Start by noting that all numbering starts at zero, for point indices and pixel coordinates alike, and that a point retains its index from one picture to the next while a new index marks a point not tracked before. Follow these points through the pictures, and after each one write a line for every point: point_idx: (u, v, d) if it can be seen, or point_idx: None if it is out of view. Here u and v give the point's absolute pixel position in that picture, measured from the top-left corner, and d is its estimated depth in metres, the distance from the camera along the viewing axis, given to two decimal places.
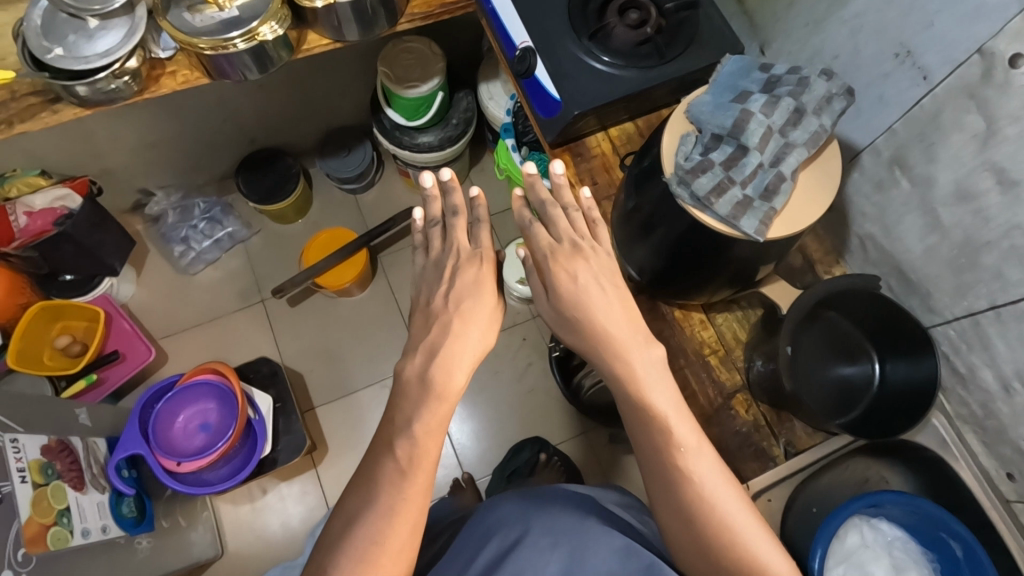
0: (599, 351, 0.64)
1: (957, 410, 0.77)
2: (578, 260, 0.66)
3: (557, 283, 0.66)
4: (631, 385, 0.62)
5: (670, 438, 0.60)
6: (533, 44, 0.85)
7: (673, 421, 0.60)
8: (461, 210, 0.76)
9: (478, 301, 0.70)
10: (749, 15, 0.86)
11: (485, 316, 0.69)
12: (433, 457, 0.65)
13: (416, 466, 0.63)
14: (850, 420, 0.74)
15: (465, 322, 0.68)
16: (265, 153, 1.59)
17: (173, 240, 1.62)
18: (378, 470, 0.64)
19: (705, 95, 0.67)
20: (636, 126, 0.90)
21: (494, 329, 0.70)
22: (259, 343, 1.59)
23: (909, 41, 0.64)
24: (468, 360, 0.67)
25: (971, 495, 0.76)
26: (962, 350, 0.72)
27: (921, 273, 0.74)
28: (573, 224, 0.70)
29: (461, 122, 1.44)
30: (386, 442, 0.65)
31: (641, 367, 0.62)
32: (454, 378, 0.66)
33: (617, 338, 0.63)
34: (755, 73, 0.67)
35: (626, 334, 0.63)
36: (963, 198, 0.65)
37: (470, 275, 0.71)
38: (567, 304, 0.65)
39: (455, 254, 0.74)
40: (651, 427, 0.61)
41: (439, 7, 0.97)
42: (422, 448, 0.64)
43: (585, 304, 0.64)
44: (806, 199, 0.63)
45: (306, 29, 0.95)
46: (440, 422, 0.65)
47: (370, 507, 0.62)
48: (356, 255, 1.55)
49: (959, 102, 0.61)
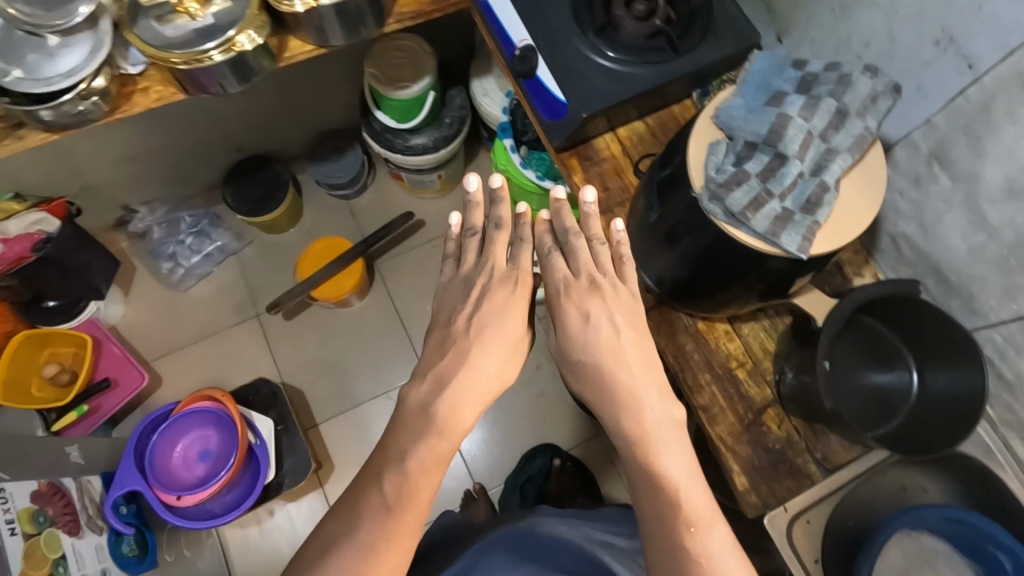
0: (606, 398, 0.58)
1: (1002, 417, 0.72)
2: (591, 300, 0.62)
3: (568, 320, 0.62)
4: (639, 439, 0.56)
5: (676, 501, 0.53)
6: (534, 43, 0.79)
7: (684, 493, 0.53)
8: (505, 224, 0.71)
9: (498, 329, 0.64)
10: (765, 0, 0.80)
11: (503, 346, 0.64)
12: (427, 496, 0.57)
13: (406, 502, 0.56)
14: (886, 433, 0.70)
15: (485, 347, 0.63)
16: (253, 160, 1.53)
17: (161, 257, 1.55)
18: (377, 490, 0.57)
19: (734, 97, 0.62)
20: (647, 124, 0.85)
21: (514, 360, 0.65)
22: (256, 361, 1.54)
23: (952, 26, 0.58)
24: (479, 397, 0.62)
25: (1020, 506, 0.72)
26: (1010, 355, 0.67)
27: (963, 274, 0.69)
28: (598, 258, 0.67)
29: (456, 121, 1.39)
30: (374, 476, 0.58)
31: (654, 426, 0.56)
32: (462, 415, 0.60)
33: (630, 390, 0.57)
34: (788, 71, 0.63)
35: (640, 385, 0.58)
36: (1014, 195, 0.59)
37: (500, 297, 0.66)
38: (576, 345, 0.61)
39: (489, 272, 0.69)
40: (654, 487, 0.54)
41: (430, 4, 0.90)
42: (414, 485, 0.57)
43: (595, 346, 0.60)
44: (849, 207, 0.58)
45: (287, 34, 0.88)
46: (440, 458, 0.59)
47: (370, 526, 0.55)
48: (354, 263, 1.49)
49: (1012, 93, 0.55)
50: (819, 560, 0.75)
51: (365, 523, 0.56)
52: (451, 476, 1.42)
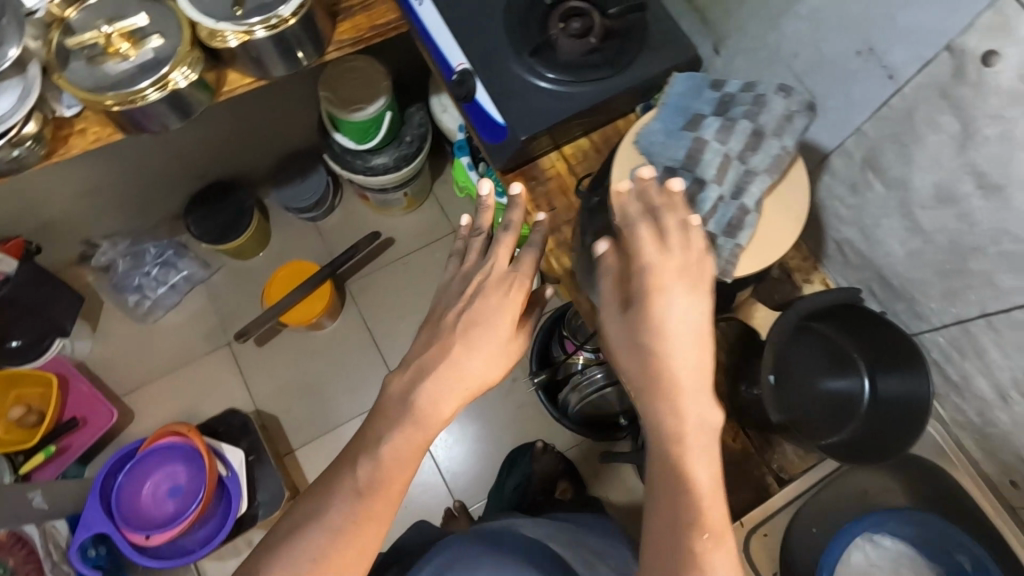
0: (648, 397, 0.47)
1: (953, 417, 0.72)
2: (673, 284, 0.48)
3: (639, 300, 0.48)
4: (679, 448, 0.46)
5: (694, 518, 0.45)
6: (471, 67, 0.79)
7: (708, 506, 0.45)
8: (512, 227, 0.64)
9: (494, 314, 0.59)
10: (700, 12, 0.79)
11: (491, 346, 0.58)
12: (402, 482, 0.55)
13: (377, 487, 0.55)
14: (842, 439, 0.69)
15: (470, 347, 0.57)
16: (216, 186, 1.51)
17: (127, 290, 1.54)
18: (351, 473, 0.55)
19: (655, 121, 0.63)
20: (592, 140, 0.85)
21: (498, 361, 0.58)
22: (229, 390, 1.53)
23: (871, 38, 0.57)
24: (460, 391, 0.57)
25: (975, 504, 0.72)
26: (954, 357, 0.67)
27: (904, 278, 0.69)
28: (689, 236, 0.50)
29: (416, 139, 1.38)
30: (349, 458, 0.56)
31: (696, 432, 0.46)
32: (442, 408, 0.56)
33: (682, 386, 0.46)
34: (706, 92, 0.64)
35: (696, 385, 0.46)
36: (943, 202, 0.59)
37: (495, 299, 0.60)
38: (642, 331, 0.47)
39: (488, 270, 0.62)
40: (673, 500, 0.45)
41: (369, 30, 0.89)
42: (388, 472, 0.55)
43: (663, 338, 0.47)
44: (771, 225, 0.59)
45: (225, 68, 0.86)
46: (415, 450, 0.56)
47: (336, 508, 0.54)
48: (322, 286, 1.48)
49: (932, 102, 0.55)
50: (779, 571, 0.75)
51: (334, 505, 0.54)
52: (431, 494, 1.42)
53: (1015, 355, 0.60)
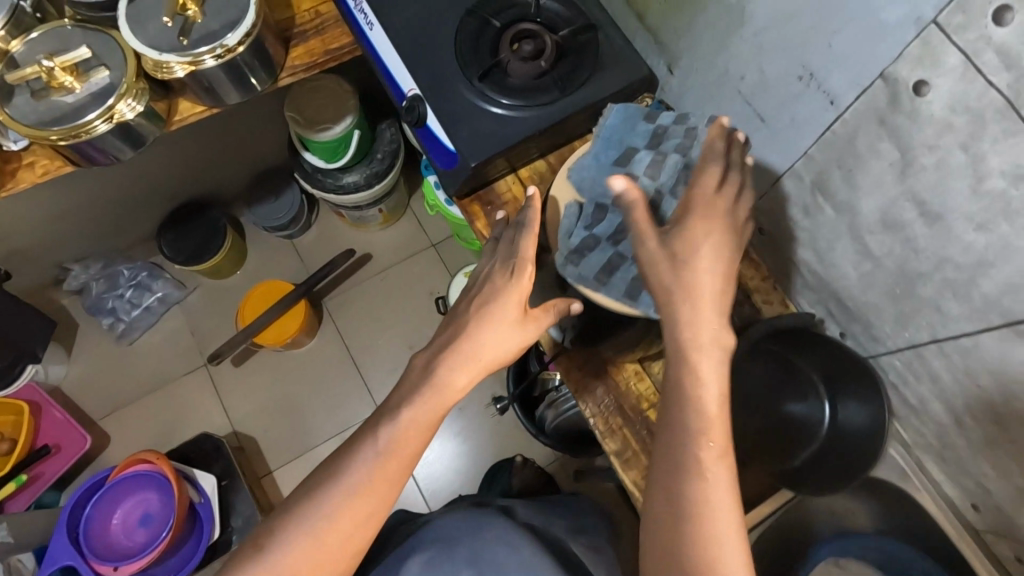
0: (676, 309, 0.50)
1: (915, 440, 0.71)
2: (712, 220, 0.52)
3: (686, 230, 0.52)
4: (695, 359, 0.49)
5: (703, 421, 0.48)
6: (421, 93, 0.78)
7: (712, 409, 0.48)
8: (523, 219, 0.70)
9: (506, 294, 0.64)
10: (652, 32, 0.78)
11: (500, 323, 0.63)
12: (417, 446, 0.60)
13: (396, 441, 0.59)
14: (800, 463, 0.69)
15: (485, 321, 0.63)
16: (188, 207, 1.51)
17: (101, 313, 1.53)
18: (371, 442, 0.59)
19: (588, 156, 0.68)
20: (549, 163, 0.83)
21: (511, 339, 0.63)
22: (206, 411, 1.51)
23: (811, 63, 0.56)
24: (473, 368, 0.62)
25: (939, 527, 0.71)
26: (910, 381, 0.66)
27: (859, 301, 0.68)
28: (738, 197, 0.55)
29: (387, 155, 1.37)
30: (369, 430, 0.60)
31: (710, 343, 0.49)
32: (456, 380, 0.61)
33: (703, 301, 0.50)
34: (641, 124, 0.68)
35: (715, 304, 0.50)
36: (890, 227, 0.58)
37: (499, 282, 0.65)
38: (684, 247, 0.51)
39: (493, 261, 0.68)
40: (681, 405, 0.49)
41: (323, 54, 0.88)
42: (405, 433, 0.59)
43: (695, 259, 0.51)
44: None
45: (177, 97, 0.85)
46: (432, 417, 0.61)
47: (360, 462, 0.58)
48: (296, 306, 1.46)
49: (871, 128, 0.54)
50: None
51: (359, 457, 0.58)
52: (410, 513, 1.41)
53: (966, 381, 0.59)
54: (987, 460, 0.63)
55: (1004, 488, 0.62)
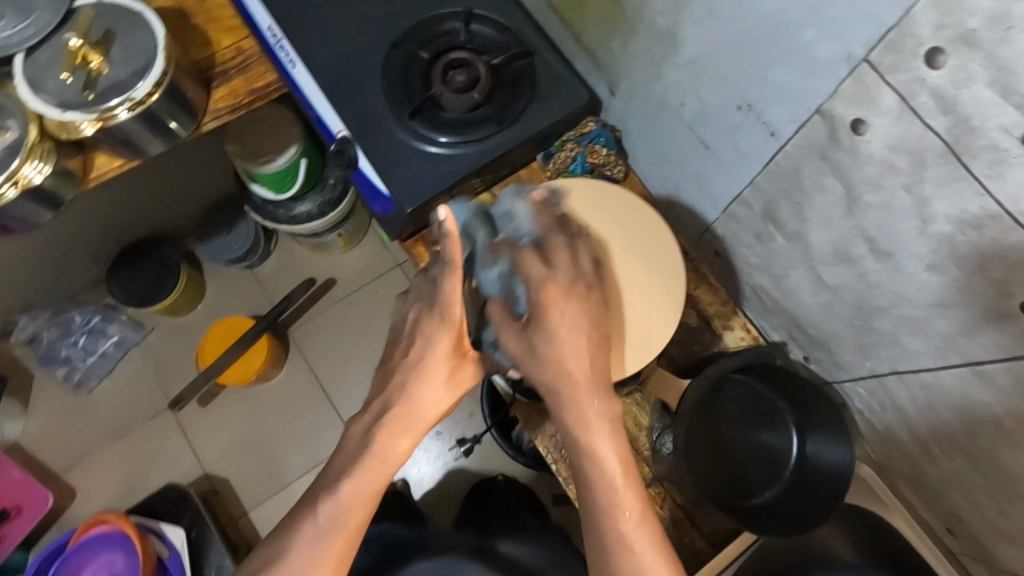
0: (560, 397, 0.51)
1: (886, 464, 0.69)
2: (560, 294, 0.51)
3: (539, 313, 0.51)
4: (589, 439, 0.51)
5: (615, 497, 0.51)
6: (349, 134, 0.73)
7: (618, 485, 0.51)
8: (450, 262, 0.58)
9: (435, 348, 0.60)
10: (591, 54, 0.74)
11: (439, 374, 0.60)
12: (360, 519, 0.57)
13: (339, 523, 0.56)
14: (766, 500, 0.66)
15: (422, 377, 0.60)
16: (137, 246, 1.42)
17: (55, 362, 1.46)
18: (310, 518, 0.56)
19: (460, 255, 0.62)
20: (494, 196, 0.80)
21: (447, 394, 0.61)
22: (174, 455, 1.46)
23: (748, 94, 0.53)
24: (414, 428, 0.60)
25: (914, 549, 0.70)
26: (875, 408, 0.64)
27: (820, 329, 0.65)
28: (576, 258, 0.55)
29: (339, 180, 1.30)
30: (310, 500, 0.58)
31: (596, 421, 0.51)
32: (398, 446, 0.59)
33: (575, 386, 0.51)
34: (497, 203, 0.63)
35: (588, 381, 0.51)
36: (842, 260, 0.55)
37: (431, 328, 0.61)
38: (542, 337, 0.51)
39: (419, 306, 0.63)
40: (591, 485, 0.52)
41: (248, 94, 0.83)
42: (347, 507, 0.57)
43: (556, 342, 0.51)
44: (641, 318, 0.65)
45: (92, 151, 0.79)
46: (377, 484, 0.58)
47: (316, 549, 0.55)
48: (259, 340, 1.40)
49: (813, 162, 0.51)
50: None
51: (310, 542, 0.56)
52: None
53: (930, 414, 0.57)
54: (957, 488, 0.61)
55: (976, 516, 0.61)
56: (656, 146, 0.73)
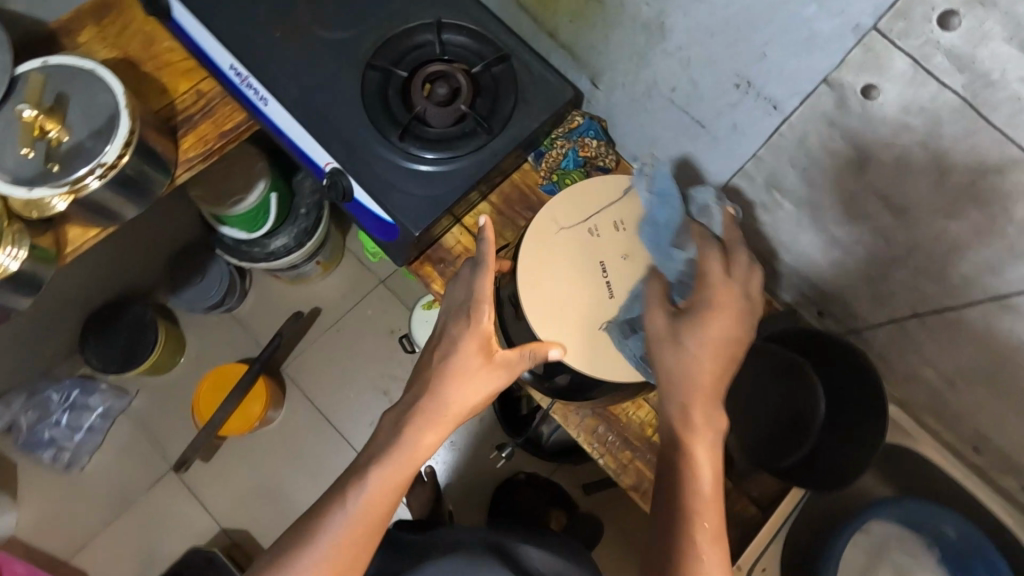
0: (676, 393, 0.53)
1: (910, 400, 0.73)
2: (732, 307, 0.55)
3: (697, 316, 0.55)
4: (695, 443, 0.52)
5: (699, 503, 0.50)
6: (340, 165, 0.72)
7: (704, 490, 0.50)
8: (483, 261, 0.61)
9: (466, 340, 0.60)
10: (567, 49, 0.73)
11: (469, 373, 0.59)
12: (387, 508, 0.56)
13: (366, 509, 0.55)
14: (797, 459, 0.68)
15: (454, 377, 0.59)
16: (106, 309, 1.32)
17: (40, 446, 1.34)
18: (341, 507, 0.56)
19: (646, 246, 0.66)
20: (491, 204, 0.78)
21: (481, 389, 0.59)
22: (186, 520, 1.34)
23: (746, 72, 0.53)
24: (440, 421, 0.58)
25: (944, 473, 0.74)
26: (896, 351, 0.67)
27: (834, 286, 0.67)
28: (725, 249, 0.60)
29: (312, 208, 1.23)
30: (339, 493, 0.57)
31: (702, 427, 0.52)
32: (424, 440, 0.58)
33: (697, 393, 0.52)
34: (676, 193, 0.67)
35: (711, 393, 0.52)
36: (854, 219, 0.57)
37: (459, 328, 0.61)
38: (686, 337, 0.54)
39: (448, 308, 0.64)
40: (676, 490, 0.51)
41: (217, 139, 0.78)
42: (373, 494, 0.56)
43: (703, 341, 0.53)
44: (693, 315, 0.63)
45: (62, 224, 0.74)
46: (403, 474, 0.57)
47: (342, 530, 0.55)
48: (256, 385, 1.32)
49: (820, 130, 0.52)
50: None
51: (335, 524, 0.55)
52: None
53: (952, 348, 0.61)
54: (982, 412, 0.65)
55: (1002, 434, 0.65)
56: (645, 132, 0.73)
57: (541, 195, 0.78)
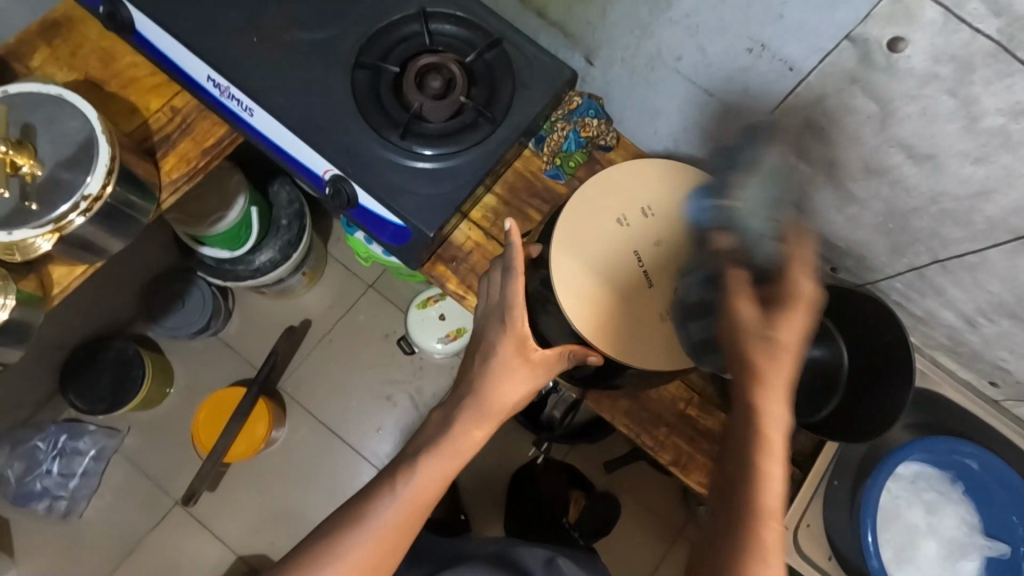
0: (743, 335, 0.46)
1: (926, 343, 0.75)
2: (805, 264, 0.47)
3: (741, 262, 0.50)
4: (762, 458, 0.44)
5: (767, 448, 0.44)
6: (341, 171, 0.69)
7: (772, 428, 0.45)
8: (512, 268, 0.61)
9: (498, 337, 0.61)
10: (560, 27, 0.71)
11: (506, 373, 0.60)
12: (429, 498, 0.58)
13: (412, 494, 0.57)
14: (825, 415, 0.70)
15: (501, 374, 0.60)
16: (86, 347, 1.25)
17: (32, 500, 1.25)
18: (385, 497, 0.57)
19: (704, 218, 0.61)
20: (496, 195, 0.77)
21: (518, 390, 0.60)
22: (200, 556, 1.26)
23: (761, 34, 0.53)
24: (477, 416, 0.60)
25: (962, 408, 0.78)
26: (914, 297, 0.69)
27: (850, 241, 0.68)
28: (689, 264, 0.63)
29: (293, 219, 1.19)
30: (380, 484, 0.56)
31: (773, 363, 0.45)
32: (468, 434, 0.60)
33: (774, 333, 0.45)
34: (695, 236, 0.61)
35: (786, 330, 0.45)
36: (874, 173, 0.57)
37: (498, 331, 0.61)
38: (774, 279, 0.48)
39: (484, 309, 0.65)
40: (743, 428, 0.45)
41: (202, 156, 0.74)
42: (417, 483, 0.58)
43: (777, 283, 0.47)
44: None
45: (46, 264, 0.69)
46: (445, 464, 0.59)
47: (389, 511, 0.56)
48: (256, 408, 1.24)
49: (842, 87, 0.52)
50: (832, 557, 0.76)
51: (382, 507, 0.57)
52: None
53: (974, 289, 0.62)
54: (1002, 347, 0.68)
55: (1021, 365, 0.68)
56: (645, 106, 0.73)
57: (545, 180, 0.78)
